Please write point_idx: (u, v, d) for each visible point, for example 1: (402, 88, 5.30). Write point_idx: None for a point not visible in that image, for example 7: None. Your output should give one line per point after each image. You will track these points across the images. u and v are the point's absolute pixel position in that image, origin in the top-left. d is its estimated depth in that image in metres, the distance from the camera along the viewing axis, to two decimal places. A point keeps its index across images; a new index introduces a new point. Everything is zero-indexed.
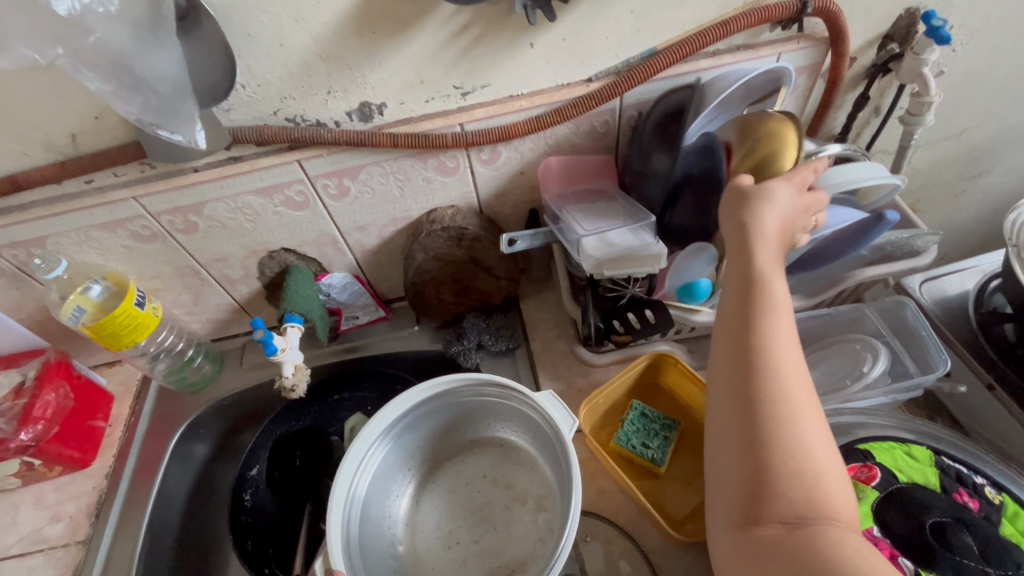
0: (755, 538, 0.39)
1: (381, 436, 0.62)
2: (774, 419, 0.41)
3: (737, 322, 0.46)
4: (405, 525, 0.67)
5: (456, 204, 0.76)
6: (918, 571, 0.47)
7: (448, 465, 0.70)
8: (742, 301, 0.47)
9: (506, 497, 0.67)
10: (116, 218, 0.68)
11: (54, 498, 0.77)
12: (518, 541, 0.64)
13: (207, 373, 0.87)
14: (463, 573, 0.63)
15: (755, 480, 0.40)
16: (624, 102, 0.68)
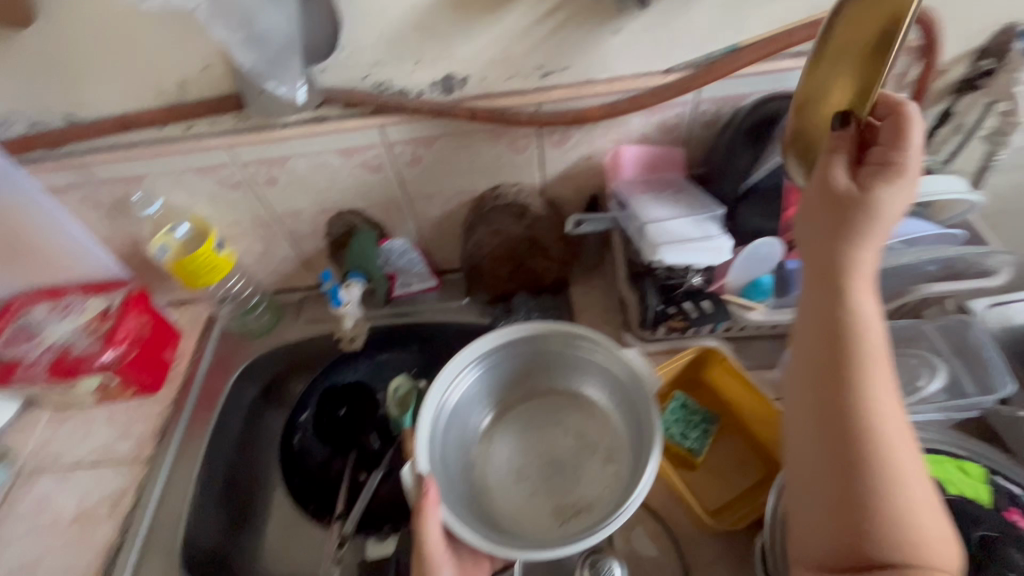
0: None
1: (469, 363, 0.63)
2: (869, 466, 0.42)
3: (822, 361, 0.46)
4: (479, 453, 0.69)
5: (521, 183, 0.79)
6: None
7: (522, 407, 0.71)
8: (824, 340, 0.46)
9: (576, 445, 0.68)
10: (208, 164, 0.73)
11: (124, 418, 0.83)
12: (587, 485, 0.65)
13: (267, 321, 0.92)
14: (532, 506, 0.65)
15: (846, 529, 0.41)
16: (700, 96, 0.69)
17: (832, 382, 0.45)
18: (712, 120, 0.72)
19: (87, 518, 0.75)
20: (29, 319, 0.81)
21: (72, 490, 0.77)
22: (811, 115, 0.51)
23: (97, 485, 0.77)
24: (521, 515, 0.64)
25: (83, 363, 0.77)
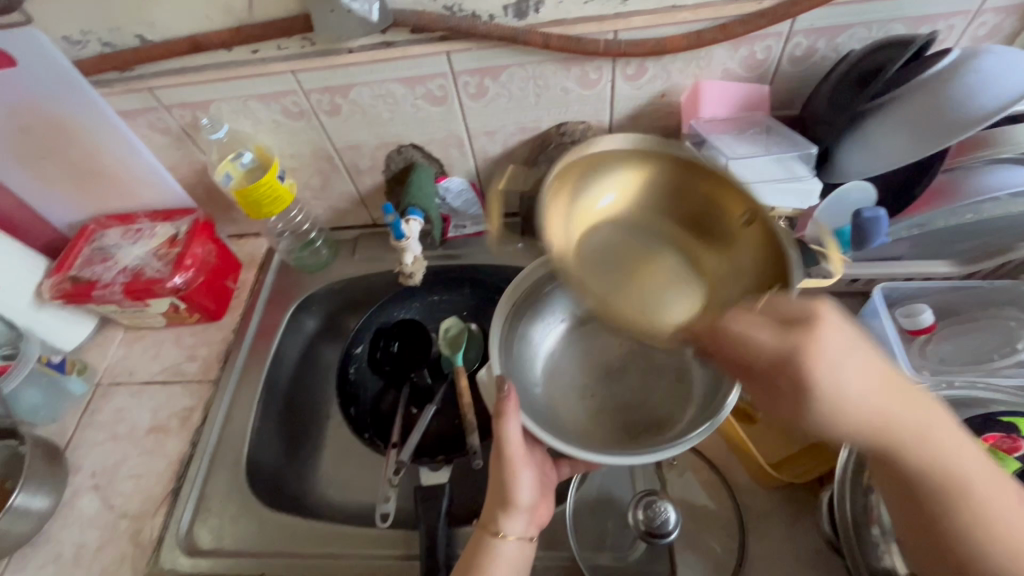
0: None
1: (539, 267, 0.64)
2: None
3: (922, 527, 0.44)
4: (543, 366, 0.66)
5: (588, 121, 0.75)
6: None
7: (586, 328, 0.70)
8: (915, 497, 0.43)
9: (644, 365, 0.66)
10: (273, 91, 0.72)
11: (191, 341, 0.87)
12: (658, 403, 0.63)
13: (323, 256, 0.94)
14: (600, 421, 0.62)
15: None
16: (794, 27, 0.63)
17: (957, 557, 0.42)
18: (802, 56, 0.66)
19: (160, 431, 0.80)
20: (103, 242, 0.84)
21: (145, 404, 0.82)
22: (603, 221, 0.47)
23: (167, 402, 0.82)
24: (587, 429, 0.61)
25: (155, 286, 0.79)
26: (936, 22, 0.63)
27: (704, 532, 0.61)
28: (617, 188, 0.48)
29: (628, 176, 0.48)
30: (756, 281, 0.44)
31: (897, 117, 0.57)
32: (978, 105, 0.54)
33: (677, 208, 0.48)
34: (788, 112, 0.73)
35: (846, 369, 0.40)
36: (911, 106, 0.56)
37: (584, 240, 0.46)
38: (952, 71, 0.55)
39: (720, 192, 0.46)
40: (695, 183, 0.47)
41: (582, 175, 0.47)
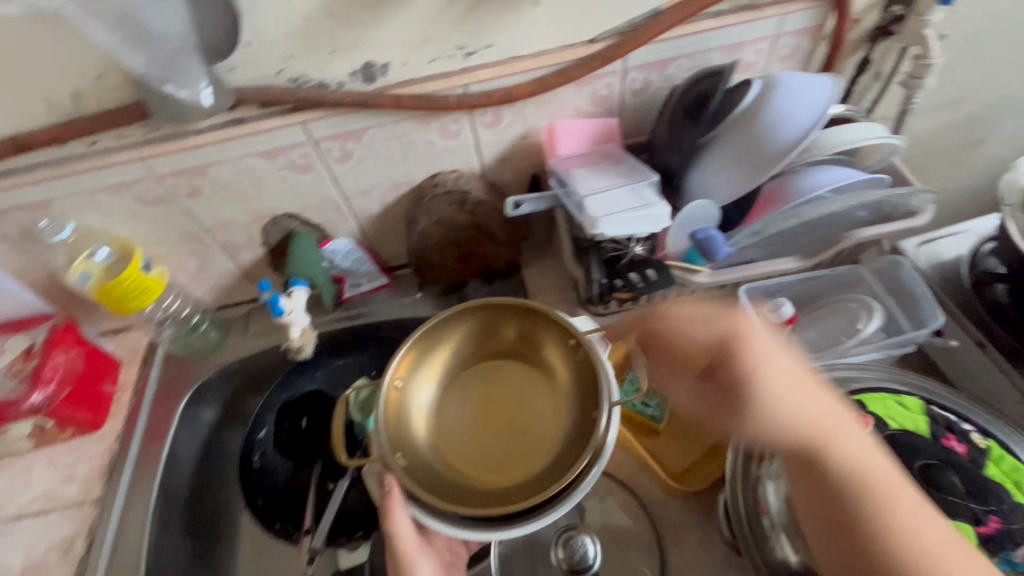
0: None
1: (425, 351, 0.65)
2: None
3: (837, 526, 0.45)
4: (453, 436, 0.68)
5: (459, 169, 0.77)
6: None
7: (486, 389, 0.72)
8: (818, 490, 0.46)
9: None
10: (120, 181, 0.68)
11: (66, 460, 0.78)
12: None
13: (212, 339, 0.89)
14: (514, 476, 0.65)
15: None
16: (627, 65, 0.69)
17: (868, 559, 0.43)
18: (641, 88, 0.72)
19: (36, 570, 0.70)
20: None
21: (15, 543, 0.72)
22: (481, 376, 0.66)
23: (42, 535, 0.72)
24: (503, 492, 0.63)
25: (10, 409, 0.72)
26: (747, 47, 0.71)
27: (627, 554, 0.62)
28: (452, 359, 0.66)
29: (457, 348, 0.66)
30: (579, 386, 0.61)
31: (729, 147, 0.63)
32: (790, 128, 0.61)
33: (506, 352, 0.66)
34: (641, 138, 0.78)
35: (774, 351, 0.51)
36: (735, 135, 0.63)
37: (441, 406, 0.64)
38: (761, 102, 0.62)
39: (531, 327, 0.65)
40: (509, 328, 0.66)
41: (416, 364, 0.64)
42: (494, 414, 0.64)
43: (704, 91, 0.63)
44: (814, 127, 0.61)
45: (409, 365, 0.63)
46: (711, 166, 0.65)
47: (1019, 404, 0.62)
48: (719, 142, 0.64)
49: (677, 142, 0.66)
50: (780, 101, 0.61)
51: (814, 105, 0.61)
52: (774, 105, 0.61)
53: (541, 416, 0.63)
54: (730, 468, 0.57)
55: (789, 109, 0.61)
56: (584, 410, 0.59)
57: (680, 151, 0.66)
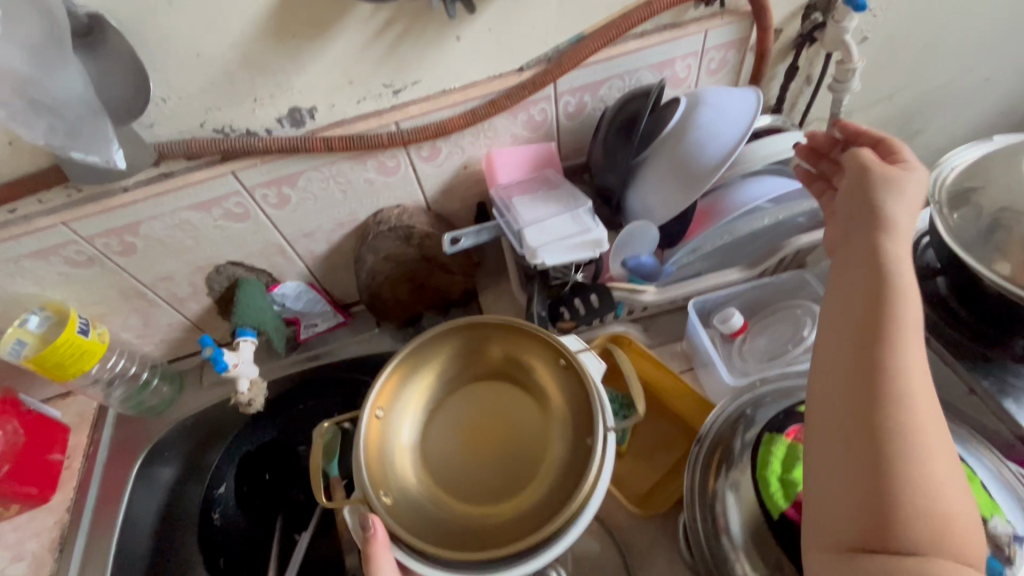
0: (871, 555, 0.38)
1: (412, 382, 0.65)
2: (881, 448, 0.40)
3: (856, 342, 0.44)
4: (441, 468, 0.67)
5: (402, 203, 0.76)
6: None
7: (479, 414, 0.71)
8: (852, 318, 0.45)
9: None
10: (46, 245, 0.65)
11: (14, 537, 0.74)
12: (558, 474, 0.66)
13: (166, 394, 0.86)
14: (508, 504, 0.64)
15: (868, 524, 0.39)
16: (558, 89, 0.69)
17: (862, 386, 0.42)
18: (576, 111, 0.72)
19: None
20: None
21: None
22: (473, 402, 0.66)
23: None
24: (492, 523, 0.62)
25: None
26: (674, 64, 0.71)
27: None
28: (435, 385, 0.66)
29: (441, 373, 0.66)
30: (571, 410, 0.62)
31: (659, 167, 0.64)
32: (714, 144, 0.61)
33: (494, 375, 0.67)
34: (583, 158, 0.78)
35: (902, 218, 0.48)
36: (664, 156, 0.64)
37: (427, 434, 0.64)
38: (686, 121, 0.63)
39: (516, 350, 0.66)
40: (494, 350, 0.66)
41: (399, 393, 0.64)
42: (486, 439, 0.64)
43: (631, 114, 0.64)
44: (737, 141, 0.61)
45: (394, 396, 0.63)
46: (647, 186, 0.66)
47: (967, 394, 0.64)
48: (651, 163, 0.65)
49: (610, 165, 0.66)
50: (704, 120, 0.62)
51: (738, 121, 0.62)
52: (699, 124, 0.62)
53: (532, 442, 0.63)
54: (689, 486, 0.57)
55: (714, 127, 0.62)
56: (579, 437, 0.59)
57: (615, 173, 0.66)
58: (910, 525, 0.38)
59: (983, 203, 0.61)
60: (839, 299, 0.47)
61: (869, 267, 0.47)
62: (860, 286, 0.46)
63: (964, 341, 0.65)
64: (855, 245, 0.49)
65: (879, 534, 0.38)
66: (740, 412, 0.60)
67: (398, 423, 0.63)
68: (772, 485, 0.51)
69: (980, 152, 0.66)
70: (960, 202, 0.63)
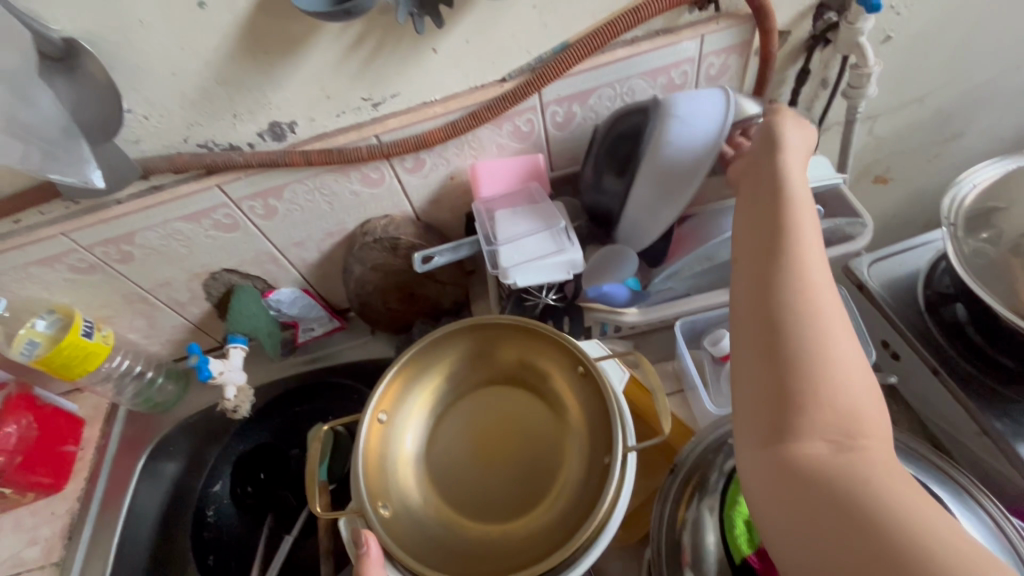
0: (787, 460, 0.37)
1: (417, 385, 0.63)
2: (794, 348, 0.39)
3: (755, 258, 0.44)
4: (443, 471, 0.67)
5: (390, 214, 0.76)
6: None
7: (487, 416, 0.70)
8: (757, 234, 0.46)
9: None
10: (50, 254, 0.69)
11: (30, 523, 0.79)
12: None
13: (172, 392, 0.90)
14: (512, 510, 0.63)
15: (784, 416, 0.38)
16: (544, 99, 0.66)
17: (768, 294, 0.42)
18: (564, 120, 0.69)
19: None
20: None
21: None
22: (483, 405, 0.64)
23: None
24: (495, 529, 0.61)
25: None
26: (669, 71, 0.67)
27: None
28: (441, 392, 0.65)
29: (447, 378, 0.65)
30: (589, 421, 0.59)
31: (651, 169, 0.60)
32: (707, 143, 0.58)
33: (502, 376, 0.65)
34: (576, 168, 0.76)
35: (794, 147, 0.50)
36: (647, 173, 0.60)
37: (432, 441, 0.63)
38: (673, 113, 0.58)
39: (530, 359, 0.64)
40: (504, 351, 0.65)
41: (399, 400, 0.62)
42: (490, 443, 0.63)
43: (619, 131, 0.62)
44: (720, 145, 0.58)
45: (395, 399, 0.62)
46: (639, 201, 0.62)
47: (979, 435, 0.58)
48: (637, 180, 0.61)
49: (602, 182, 0.65)
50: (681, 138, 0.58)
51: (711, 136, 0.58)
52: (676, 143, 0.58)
53: (544, 456, 0.61)
54: (658, 515, 0.55)
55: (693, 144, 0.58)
56: (595, 455, 0.57)
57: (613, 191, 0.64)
58: (820, 417, 0.37)
59: (1003, 226, 0.56)
60: (744, 221, 0.48)
61: (771, 184, 0.48)
62: (763, 206, 0.47)
63: (977, 375, 0.60)
64: (761, 175, 0.49)
65: (800, 430, 0.37)
66: (716, 440, 0.57)
67: (399, 430, 0.62)
68: (738, 526, 0.50)
69: (1005, 168, 0.60)
70: (978, 224, 0.57)
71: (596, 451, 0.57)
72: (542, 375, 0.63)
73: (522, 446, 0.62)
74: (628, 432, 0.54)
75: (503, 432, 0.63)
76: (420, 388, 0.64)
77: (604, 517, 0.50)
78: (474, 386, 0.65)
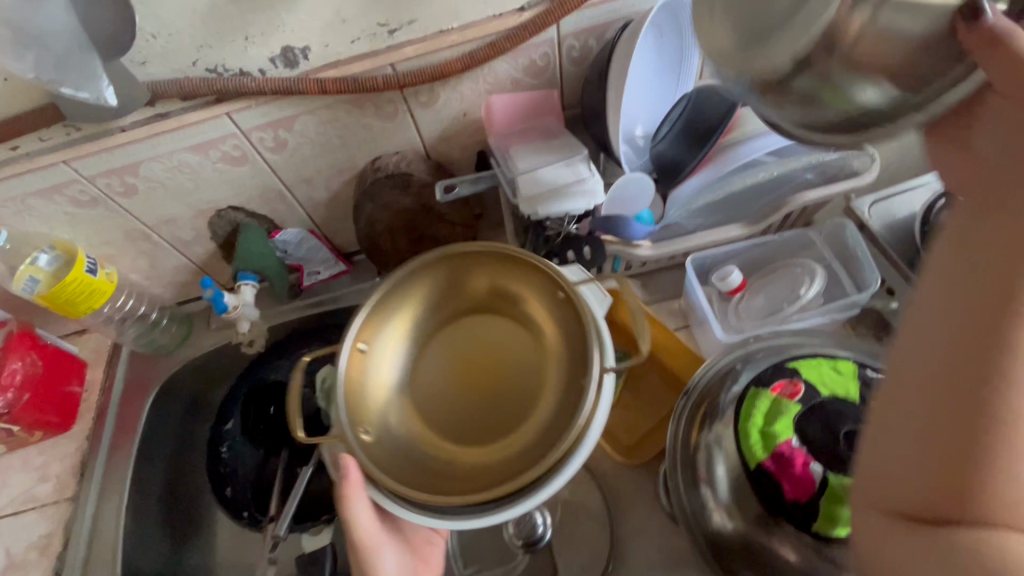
0: (928, 530, 0.34)
1: (387, 312, 0.61)
2: (969, 426, 0.34)
3: (952, 301, 0.37)
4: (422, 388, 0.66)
5: (401, 150, 0.75)
6: (827, 474, 0.47)
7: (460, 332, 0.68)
8: (964, 269, 0.37)
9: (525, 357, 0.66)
10: (51, 184, 0.66)
11: (41, 460, 0.79)
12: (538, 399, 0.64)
13: (177, 334, 0.89)
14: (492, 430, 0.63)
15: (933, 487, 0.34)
16: (562, 31, 0.65)
17: (949, 352, 0.36)
18: (580, 55, 0.69)
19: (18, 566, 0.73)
20: None
21: None
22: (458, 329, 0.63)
23: (21, 533, 0.75)
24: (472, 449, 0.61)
25: None
26: None
27: (582, 525, 0.64)
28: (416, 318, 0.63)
29: (422, 304, 0.63)
30: (567, 342, 0.59)
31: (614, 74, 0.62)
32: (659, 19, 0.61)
33: (476, 300, 0.64)
34: None
35: None
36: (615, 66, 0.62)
37: (410, 367, 0.62)
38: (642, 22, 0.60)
39: (504, 282, 0.62)
40: (478, 276, 0.63)
41: (378, 329, 0.61)
42: (467, 367, 0.62)
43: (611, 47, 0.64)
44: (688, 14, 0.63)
45: (366, 326, 0.60)
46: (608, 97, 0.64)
47: None
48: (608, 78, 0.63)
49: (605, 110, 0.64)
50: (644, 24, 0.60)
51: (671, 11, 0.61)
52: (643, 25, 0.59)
53: (527, 381, 0.60)
54: (672, 436, 0.59)
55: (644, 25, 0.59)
56: (572, 378, 0.57)
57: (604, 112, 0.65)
58: (985, 500, 0.33)
59: None
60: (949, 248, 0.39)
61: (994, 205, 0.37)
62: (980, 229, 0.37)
63: None
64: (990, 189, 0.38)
65: (958, 505, 0.33)
66: (728, 367, 0.60)
67: (377, 358, 0.60)
68: (753, 436, 0.49)
69: None
70: None
71: (574, 375, 0.57)
72: (519, 300, 0.62)
73: (500, 368, 0.62)
74: (606, 355, 0.56)
75: (478, 354, 0.63)
76: (394, 313, 0.62)
77: (578, 433, 0.53)
78: (453, 315, 0.64)
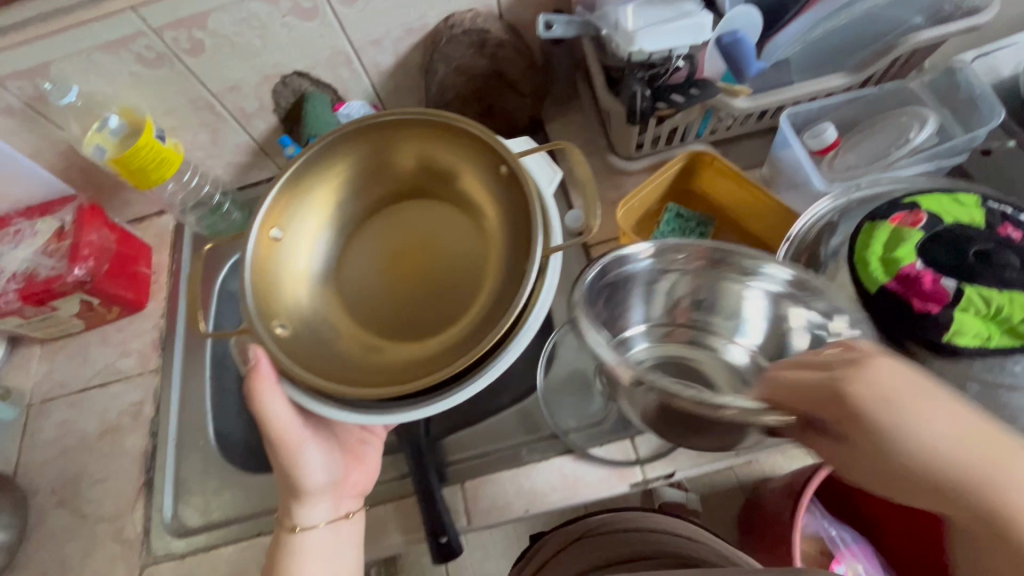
0: None
1: (305, 199, 0.60)
2: None
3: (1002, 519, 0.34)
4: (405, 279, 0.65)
5: (474, 8, 0.71)
6: (961, 286, 0.48)
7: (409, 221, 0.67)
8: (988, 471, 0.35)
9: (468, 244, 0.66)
10: (117, 36, 0.63)
11: (119, 337, 0.81)
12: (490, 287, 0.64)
13: (236, 219, 0.86)
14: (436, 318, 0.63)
15: None
16: None
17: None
18: None
19: (113, 431, 0.75)
20: None
21: (89, 411, 0.76)
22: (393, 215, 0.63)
23: (112, 403, 0.76)
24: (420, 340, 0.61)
25: (55, 283, 0.71)
26: None
27: None
28: (341, 205, 0.62)
29: (344, 190, 0.62)
30: (506, 218, 0.58)
31: None
32: None
33: (402, 185, 0.63)
34: None
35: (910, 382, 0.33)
36: None
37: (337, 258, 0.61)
38: None
39: (430, 161, 0.61)
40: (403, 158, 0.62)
41: (292, 214, 0.59)
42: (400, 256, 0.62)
43: None
44: None
45: (284, 204, 0.58)
46: None
47: None
48: None
49: None
50: None
51: None
52: None
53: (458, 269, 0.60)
54: None
55: None
56: (512, 251, 0.56)
57: None
58: None
59: None
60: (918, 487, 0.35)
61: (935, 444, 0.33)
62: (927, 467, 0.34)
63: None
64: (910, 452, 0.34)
65: None
66: (829, 220, 0.60)
67: (295, 247, 0.59)
68: (873, 262, 0.51)
69: None
70: None
71: (517, 244, 0.56)
72: (452, 179, 0.61)
73: (433, 257, 0.62)
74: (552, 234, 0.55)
75: (413, 241, 0.62)
76: (316, 199, 0.60)
77: (523, 308, 0.51)
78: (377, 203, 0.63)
